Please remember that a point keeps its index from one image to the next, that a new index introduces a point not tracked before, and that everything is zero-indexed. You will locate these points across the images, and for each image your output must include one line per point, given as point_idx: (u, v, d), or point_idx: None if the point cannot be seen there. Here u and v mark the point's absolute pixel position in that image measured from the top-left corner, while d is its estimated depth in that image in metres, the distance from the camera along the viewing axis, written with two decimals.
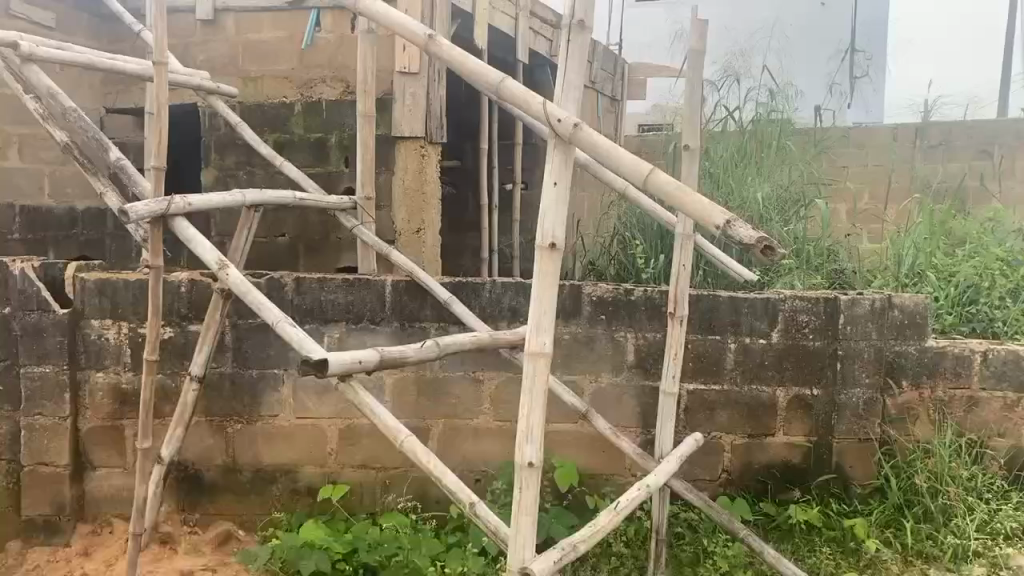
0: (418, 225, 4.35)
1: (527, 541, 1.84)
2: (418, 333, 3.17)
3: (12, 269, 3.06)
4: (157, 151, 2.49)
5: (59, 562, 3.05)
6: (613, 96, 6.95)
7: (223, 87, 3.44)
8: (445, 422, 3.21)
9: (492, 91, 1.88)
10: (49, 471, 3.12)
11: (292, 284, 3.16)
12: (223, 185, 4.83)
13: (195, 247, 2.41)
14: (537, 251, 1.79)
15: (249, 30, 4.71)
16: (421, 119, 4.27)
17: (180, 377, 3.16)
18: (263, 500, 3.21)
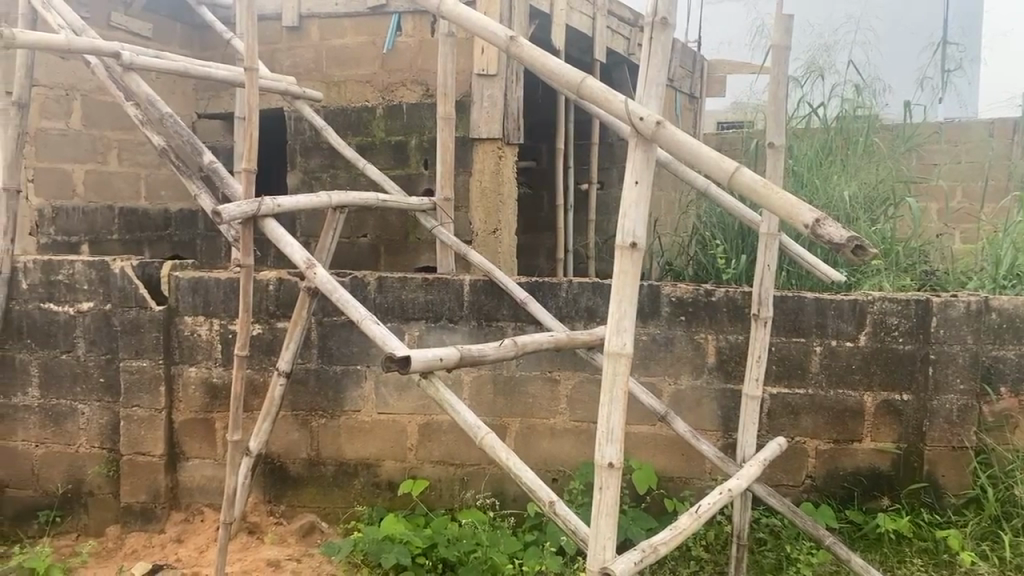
0: (495, 225, 4.40)
1: (607, 541, 1.84)
2: (495, 332, 3.20)
3: (113, 268, 3.23)
4: (248, 154, 2.58)
5: (155, 547, 3.21)
6: (692, 94, 6.87)
7: (309, 91, 3.55)
8: (522, 420, 3.22)
9: (572, 90, 1.88)
10: (145, 461, 3.27)
11: (374, 283, 3.23)
12: (307, 187, 4.97)
13: (284, 247, 2.50)
14: (617, 251, 1.78)
15: (333, 36, 4.84)
16: (498, 119, 4.31)
17: (267, 372, 3.27)
18: (346, 494, 3.29)
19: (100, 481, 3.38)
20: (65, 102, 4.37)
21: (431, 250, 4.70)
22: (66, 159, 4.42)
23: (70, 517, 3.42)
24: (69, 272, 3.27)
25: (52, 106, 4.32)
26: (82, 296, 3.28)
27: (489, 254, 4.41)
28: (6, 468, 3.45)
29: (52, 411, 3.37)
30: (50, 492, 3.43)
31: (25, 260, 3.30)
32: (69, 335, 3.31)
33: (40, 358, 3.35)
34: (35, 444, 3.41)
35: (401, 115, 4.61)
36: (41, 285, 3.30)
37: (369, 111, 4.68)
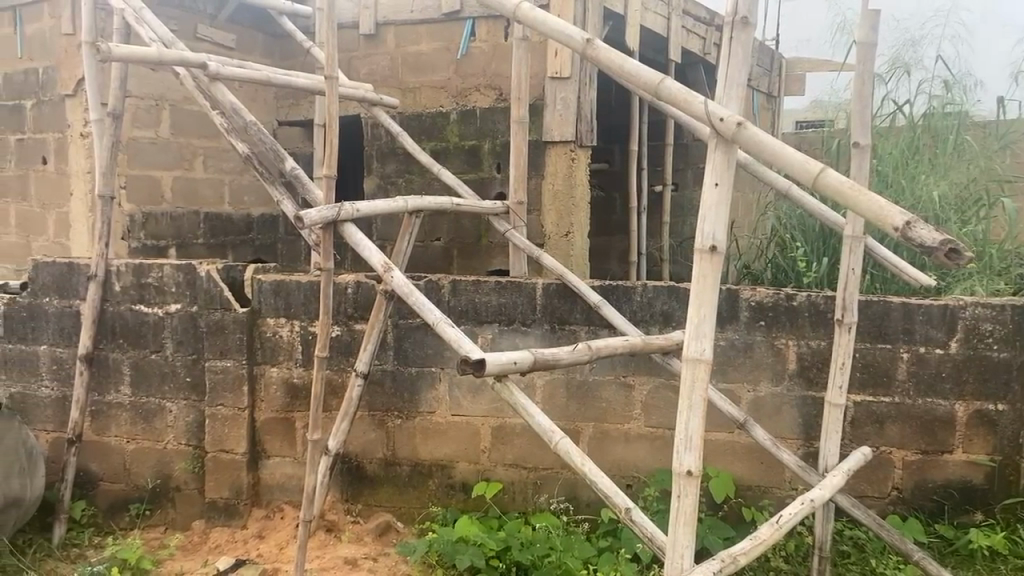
0: (567, 228, 4.40)
1: (685, 550, 1.82)
2: (568, 336, 3.18)
3: (199, 271, 3.35)
4: (328, 160, 2.64)
5: (238, 542, 3.31)
6: (770, 94, 6.73)
7: (386, 97, 3.61)
8: (596, 426, 3.19)
9: (649, 91, 1.86)
10: (228, 458, 3.38)
11: (448, 286, 3.25)
12: (384, 192, 5.08)
13: (362, 251, 2.56)
14: (696, 254, 1.75)
15: (408, 42, 4.90)
16: (571, 122, 4.29)
17: (345, 373, 3.33)
18: (421, 494, 3.33)
19: (186, 477, 3.50)
20: (155, 112, 4.54)
21: (503, 253, 4.72)
22: (156, 166, 4.58)
23: (159, 510, 3.56)
24: (158, 275, 3.41)
25: (143, 116, 4.49)
26: (170, 298, 3.42)
27: (561, 257, 4.41)
28: (100, 462, 3.61)
29: (143, 408, 3.52)
30: (140, 486, 3.57)
31: (118, 263, 3.45)
32: (159, 335, 3.45)
33: (131, 357, 3.49)
34: (127, 440, 3.56)
35: (474, 120, 4.77)
36: (133, 287, 3.45)
37: (443, 117, 4.85)
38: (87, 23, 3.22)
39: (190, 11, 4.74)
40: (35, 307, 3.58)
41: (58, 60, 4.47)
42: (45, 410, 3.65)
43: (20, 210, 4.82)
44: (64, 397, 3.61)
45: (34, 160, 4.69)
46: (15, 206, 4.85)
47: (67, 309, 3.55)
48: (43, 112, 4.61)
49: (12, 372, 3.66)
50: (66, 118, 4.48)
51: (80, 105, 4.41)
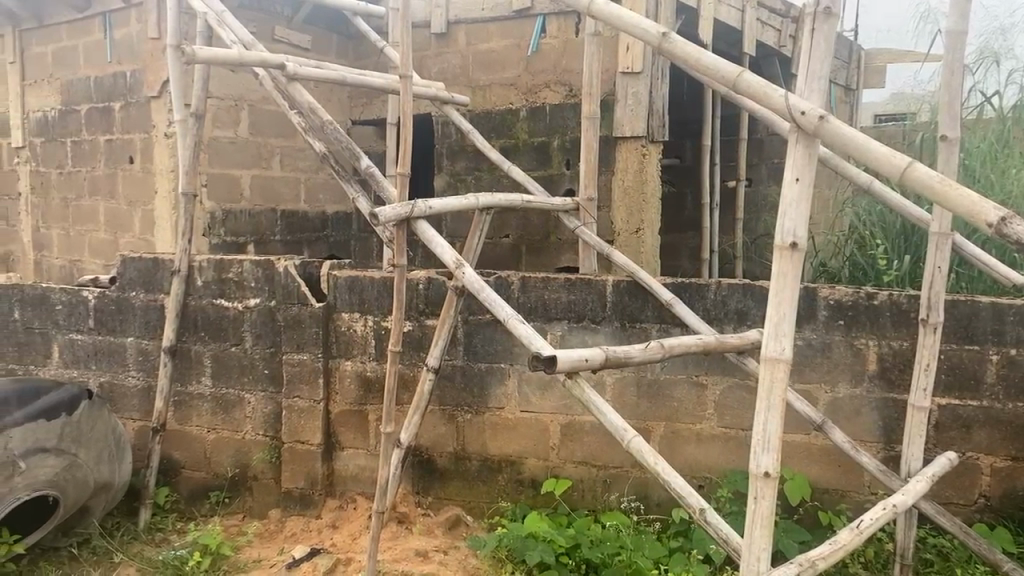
0: (637, 225, 4.36)
1: (762, 553, 1.79)
2: (639, 334, 3.15)
3: (278, 267, 3.45)
4: (402, 158, 2.67)
5: (312, 531, 3.39)
6: (846, 86, 6.55)
7: (457, 96, 3.64)
8: (667, 425, 3.16)
9: (727, 84, 1.82)
10: (304, 449, 3.46)
11: (518, 283, 3.25)
12: (453, 189, 5.13)
13: (435, 248, 2.59)
14: (776, 252, 1.72)
15: (479, 40, 4.93)
16: (643, 118, 4.25)
17: (416, 368, 3.38)
18: (490, 489, 3.35)
19: (264, 467, 3.61)
20: (234, 112, 4.67)
21: (572, 250, 4.70)
22: (235, 165, 4.72)
23: (238, 498, 3.68)
24: (238, 271, 3.52)
25: (224, 116, 4.63)
26: (250, 293, 3.52)
27: (631, 254, 4.38)
28: (183, 450, 3.75)
29: (223, 399, 3.63)
30: (220, 474, 3.70)
31: (200, 259, 3.58)
32: (238, 329, 3.56)
33: (213, 350, 3.61)
34: (208, 430, 3.69)
35: (544, 116, 4.77)
36: (214, 282, 3.57)
37: (513, 114, 4.87)
38: (172, 27, 3.34)
39: (267, 14, 4.86)
40: (123, 300, 3.74)
41: (144, 63, 4.65)
42: (132, 399, 3.80)
43: (109, 208, 5.03)
44: (149, 387, 3.76)
45: (121, 160, 4.89)
46: (103, 204, 5.07)
47: (152, 302, 3.69)
48: (130, 114, 4.80)
49: (102, 363, 3.82)
50: (151, 119, 4.65)
51: (165, 106, 4.59)
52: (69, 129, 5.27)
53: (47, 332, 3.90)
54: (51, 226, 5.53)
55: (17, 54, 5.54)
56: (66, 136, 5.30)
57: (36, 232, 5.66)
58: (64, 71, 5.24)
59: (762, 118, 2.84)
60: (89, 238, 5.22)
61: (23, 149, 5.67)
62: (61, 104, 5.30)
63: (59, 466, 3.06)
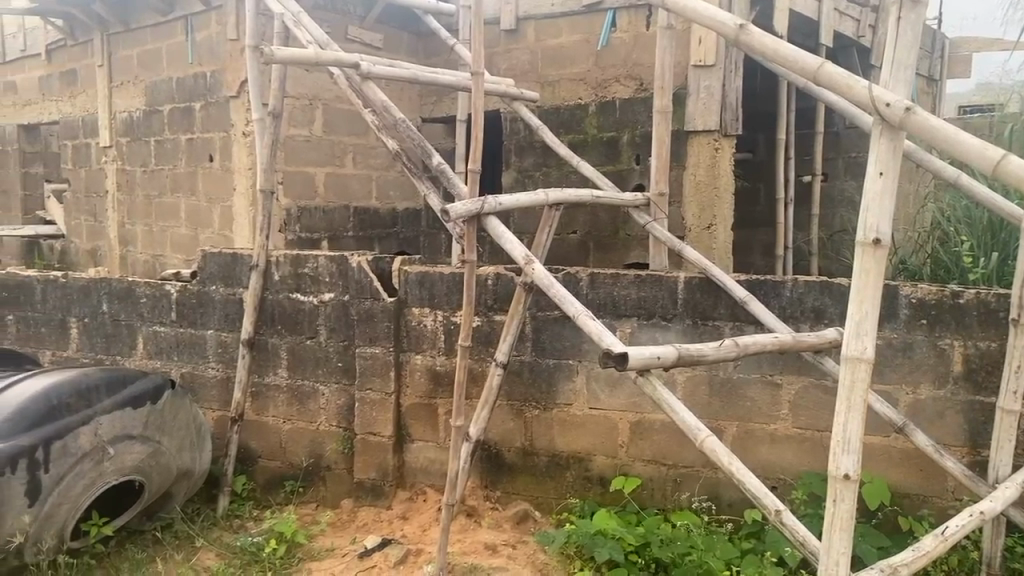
0: (709, 220, 4.30)
1: (841, 557, 1.75)
2: (711, 331, 3.10)
3: (351, 262, 3.52)
4: (473, 155, 2.69)
5: (383, 522, 3.45)
6: (929, 76, 6.31)
7: (527, 91, 3.64)
8: (740, 425, 3.10)
9: (808, 76, 1.78)
10: (376, 440, 3.53)
11: (587, 279, 3.23)
12: (522, 185, 5.15)
13: (505, 244, 2.60)
14: (859, 247, 1.67)
15: (548, 36, 4.92)
16: (715, 111, 4.18)
17: (485, 363, 3.40)
18: (558, 486, 3.35)
19: (337, 457, 3.69)
20: (309, 111, 4.78)
21: (642, 246, 4.66)
22: (309, 163, 4.83)
23: (312, 487, 3.77)
24: (314, 266, 3.60)
25: (299, 115, 4.74)
26: (324, 288, 3.60)
27: (702, 250, 4.32)
28: (259, 440, 3.86)
29: (298, 391, 3.73)
30: (295, 464, 3.79)
31: (277, 254, 3.68)
32: (313, 322, 3.65)
33: (289, 343, 3.71)
34: (283, 420, 3.78)
35: (614, 111, 4.74)
36: (290, 277, 3.66)
37: (582, 109, 4.85)
38: (251, 28, 3.43)
39: (341, 14, 4.96)
40: (204, 294, 3.87)
41: (223, 63, 4.80)
42: (212, 389, 3.93)
43: (190, 204, 5.21)
44: (228, 378, 3.89)
45: (202, 159, 5.06)
46: (185, 201, 5.25)
47: (231, 296, 3.81)
48: (210, 114, 4.96)
49: (184, 355, 3.97)
50: (230, 118, 4.80)
51: (243, 105, 4.72)
52: (153, 129, 5.47)
53: (133, 324, 4.06)
54: (136, 223, 5.76)
55: (105, 58, 5.78)
56: (150, 136, 5.50)
57: (122, 228, 5.91)
58: (149, 73, 5.45)
59: (840, 110, 2.76)
60: (171, 233, 5.41)
61: (111, 149, 5.91)
62: (146, 105, 5.51)
63: (144, 453, 3.19)
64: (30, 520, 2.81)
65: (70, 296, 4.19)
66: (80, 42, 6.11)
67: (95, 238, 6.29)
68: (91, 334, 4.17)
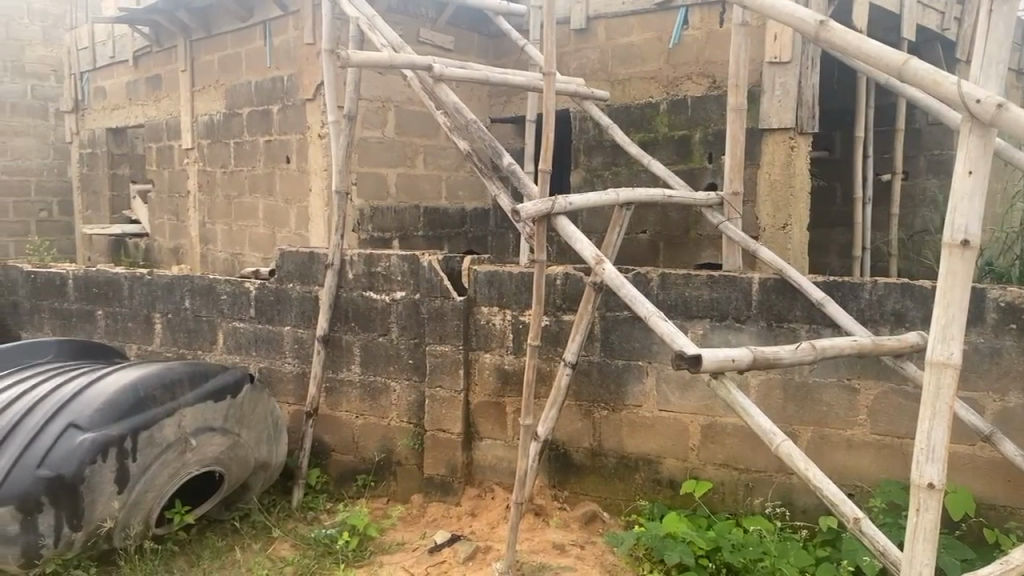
0: (784, 220, 4.22)
1: (923, 568, 1.70)
2: (787, 334, 3.04)
3: (422, 261, 3.57)
4: (544, 155, 2.69)
5: (452, 517, 3.49)
6: (1019, 69, 6.06)
7: (597, 91, 3.62)
8: (815, 430, 3.03)
9: (892, 72, 1.73)
10: (446, 437, 3.58)
11: (657, 279, 3.19)
12: (590, 184, 5.14)
13: (575, 243, 2.60)
14: (945, 249, 1.62)
15: (619, 34, 4.89)
16: (790, 109, 4.10)
17: (553, 362, 3.40)
18: (627, 487, 3.33)
19: (407, 453, 3.75)
20: (382, 113, 4.87)
21: (713, 246, 4.59)
22: (382, 164, 4.92)
23: (383, 482, 3.84)
24: (386, 265, 3.67)
25: (372, 116, 4.83)
26: (396, 286, 3.66)
27: (776, 250, 4.23)
28: (333, 435, 3.95)
29: (370, 387, 3.80)
30: (367, 458, 3.87)
31: (351, 253, 3.76)
32: (385, 320, 3.72)
33: (361, 340, 3.79)
34: (356, 415, 3.87)
35: (685, 109, 4.68)
36: (363, 275, 3.74)
37: (653, 107, 4.80)
38: (328, 32, 3.52)
39: (414, 16, 5.04)
40: (281, 291, 3.98)
41: (300, 67, 4.93)
42: (288, 384, 4.05)
43: (267, 204, 5.37)
44: (303, 373, 3.99)
45: (279, 160, 5.21)
46: (262, 201, 5.41)
47: (307, 293, 3.91)
48: (288, 116, 5.10)
49: (261, 350, 4.09)
50: (306, 120, 4.93)
51: (318, 107, 4.84)
52: (233, 131, 5.65)
53: (213, 320, 4.21)
54: (216, 222, 5.96)
55: (187, 62, 6.00)
56: (230, 138, 5.69)
57: (203, 228, 6.12)
58: (229, 77, 5.63)
59: (923, 107, 2.66)
60: (249, 232, 5.58)
61: (193, 150, 6.13)
62: (226, 108, 5.70)
63: (224, 445, 3.31)
64: (119, 506, 2.94)
65: (155, 292, 4.37)
66: (165, 48, 6.36)
67: (177, 236, 6.53)
68: (174, 329, 4.34)
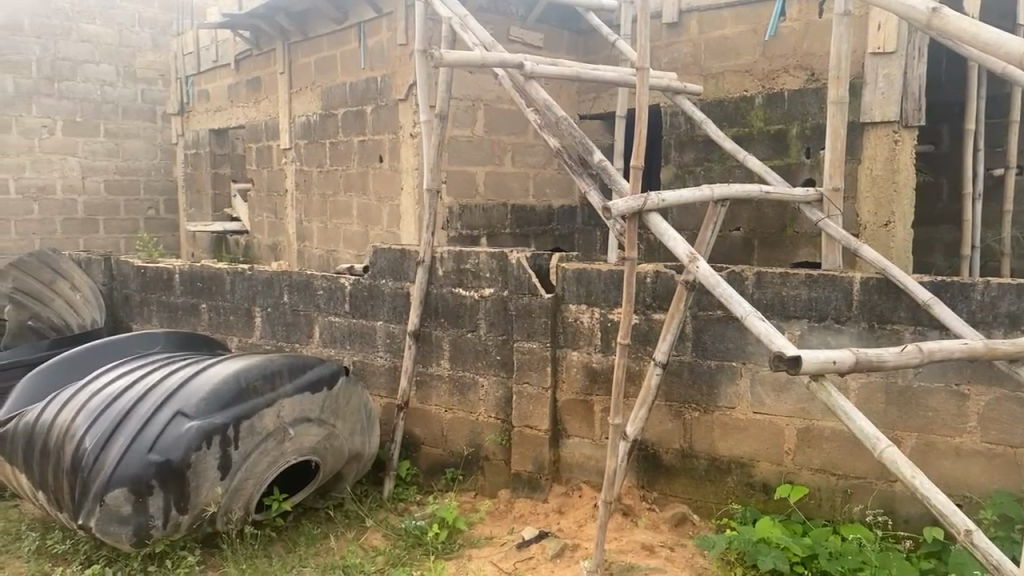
0: (887, 217, 4.05)
1: None
2: (889, 336, 2.92)
3: (511, 258, 3.59)
4: (636, 151, 2.66)
5: (540, 514, 3.51)
6: None
7: (690, 85, 3.56)
8: (920, 436, 2.89)
9: (1012, 62, 1.61)
10: (534, 435, 3.59)
11: (753, 278, 3.11)
12: (681, 181, 5.05)
13: (667, 241, 2.56)
14: None
15: (713, 27, 4.78)
16: (894, 101, 3.93)
17: (643, 362, 3.36)
18: (719, 490, 3.27)
19: (495, 448, 3.78)
20: (472, 111, 4.91)
21: (811, 244, 4.45)
22: (470, 162, 4.97)
23: (471, 476, 3.88)
24: (475, 262, 3.71)
25: (462, 115, 4.89)
26: (485, 283, 3.70)
27: (878, 249, 4.06)
28: (422, 428, 4.02)
29: (459, 382, 3.85)
30: (456, 452, 3.92)
31: (441, 250, 3.82)
32: (474, 316, 3.76)
33: (451, 336, 3.84)
34: (445, 410, 3.92)
35: (781, 103, 4.56)
36: (453, 272, 3.79)
37: (747, 101, 4.70)
38: (421, 33, 3.58)
39: (505, 15, 5.06)
40: (375, 287, 4.07)
41: (392, 68, 5.03)
42: (380, 377, 4.14)
43: (361, 203, 5.50)
44: (394, 367, 4.08)
45: (372, 159, 5.33)
46: (356, 199, 5.55)
47: (399, 289, 3.99)
48: (381, 116, 5.22)
49: (355, 344, 4.19)
50: (399, 120, 5.02)
51: (410, 107, 4.93)
52: (328, 131, 5.82)
53: (310, 314, 4.34)
54: (312, 220, 6.15)
55: (286, 65, 6.20)
56: (325, 138, 5.86)
57: (300, 225, 6.32)
58: (325, 78, 5.80)
59: None
60: (343, 230, 5.74)
61: (290, 150, 6.34)
62: (322, 109, 5.87)
63: (321, 435, 3.42)
64: (222, 491, 3.08)
65: (255, 287, 4.55)
66: (265, 52, 6.59)
67: (275, 233, 6.77)
68: (273, 323, 4.50)
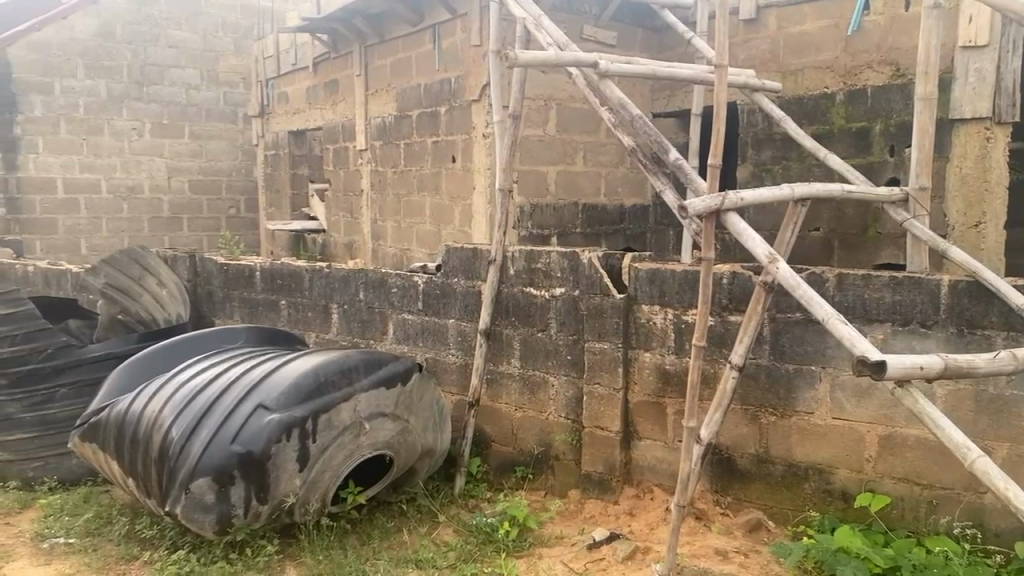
0: (978, 218, 3.89)
1: None
2: (980, 341, 2.80)
3: (583, 258, 3.58)
4: (714, 149, 2.62)
5: (610, 515, 3.50)
6: None
7: (769, 82, 3.48)
8: (1013, 447, 2.77)
9: None
10: (604, 435, 3.58)
11: (833, 280, 3.02)
12: (758, 180, 4.95)
13: (746, 241, 2.52)
14: None
15: (792, 23, 4.67)
16: (986, 96, 3.78)
17: (717, 364, 3.32)
18: (795, 497, 3.20)
19: (565, 448, 3.78)
20: (544, 111, 4.93)
21: (894, 245, 4.30)
22: (542, 162, 4.98)
23: (541, 475, 3.89)
24: (547, 261, 3.71)
25: (534, 115, 4.90)
26: (557, 283, 3.70)
27: (968, 250, 3.90)
28: (493, 426, 4.05)
29: (530, 381, 3.86)
30: (526, 451, 3.93)
31: (513, 250, 3.84)
32: (545, 315, 3.76)
33: (522, 334, 3.86)
34: (516, 408, 3.94)
35: (864, 100, 4.42)
36: (524, 271, 3.81)
37: (828, 98, 4.57)
38: (495, 33, 3.60)
39: (578, 14, 5.05)
40: (447, 286, 4.12)
41: (466, 69, 5.08)
42: (452, 374, 4.19)
43: (434, 202, 5.58)
44: (466, 365, 4.12)
45: (446, 160, 5.40)
46: (430, 198, 5.62)
47: (471, 288, 4.03)
48: (454, 117, 5.27)
49: (428, 341, 4.25)
50: (472, 120, 5.07)
51: (484, 107, 4.97)
52: (403, 131, 5.91)
53: (384, 311, 4.42)
54: (387, 219, 6.26)
55: (362, 67, 6.32)
56: (400, 138, 5.96)
57: (375, 224, 6.44)
58: (400, 80, 5.89)
59: None
60: (416, 229, 5.83)
61: (366, 151, 6.47)
62: (397, 110, 5.97)
63: (394, 430, 3.48)
64: (300, 483, 3.17)
65: (332, 284, 4.66)
66: (341, 54, 6.73)
67: (351, 232, 6.92)
68: (348, 319, 4.60)
